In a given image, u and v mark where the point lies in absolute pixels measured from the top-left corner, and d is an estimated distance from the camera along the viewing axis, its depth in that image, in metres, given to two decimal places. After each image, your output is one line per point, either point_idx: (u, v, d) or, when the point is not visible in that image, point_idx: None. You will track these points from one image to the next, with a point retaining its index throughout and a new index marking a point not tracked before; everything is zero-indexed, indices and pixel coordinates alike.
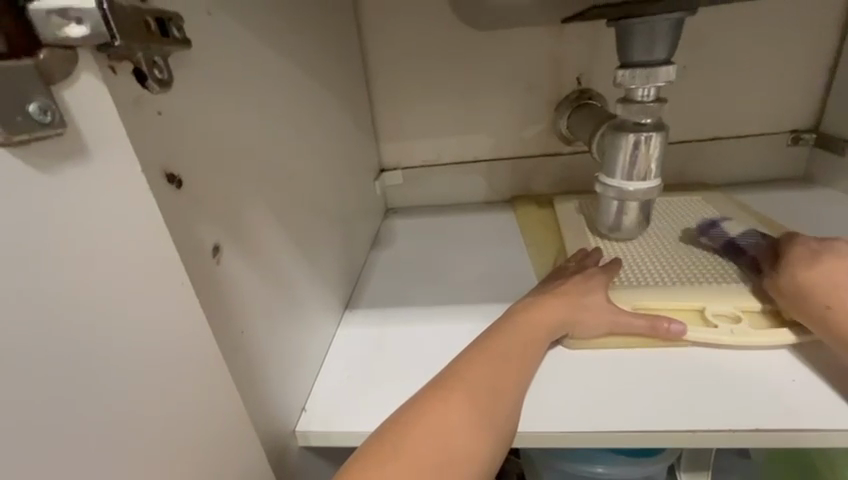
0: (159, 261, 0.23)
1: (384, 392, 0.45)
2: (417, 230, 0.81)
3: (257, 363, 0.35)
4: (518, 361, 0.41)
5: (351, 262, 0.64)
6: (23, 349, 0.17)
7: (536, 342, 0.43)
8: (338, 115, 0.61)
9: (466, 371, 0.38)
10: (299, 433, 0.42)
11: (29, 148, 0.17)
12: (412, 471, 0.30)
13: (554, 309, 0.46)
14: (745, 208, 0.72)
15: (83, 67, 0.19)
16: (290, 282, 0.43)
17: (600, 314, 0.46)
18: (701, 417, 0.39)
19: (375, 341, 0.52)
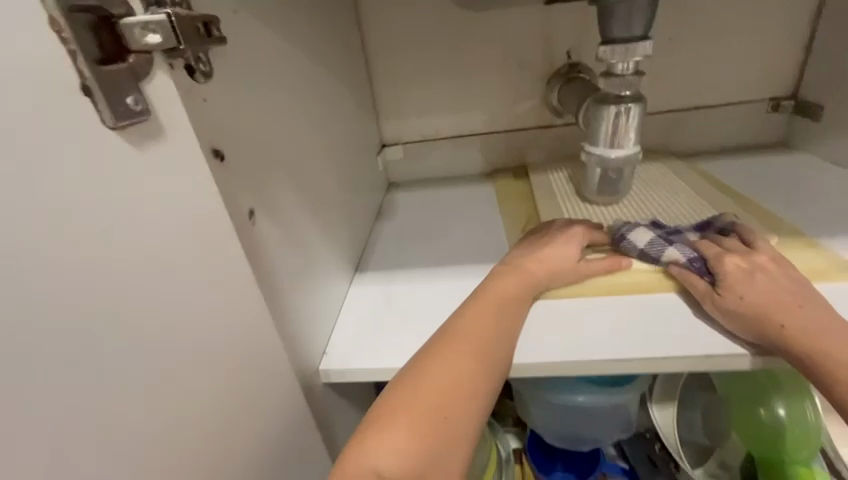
0: (216, 218, 0.30)
1: (392, 339, 0.52)
2: (418, 202, 0.86)
3: (287, 309, 0.42)
4: (507, 316, 0.47)
5: (359, 229, 0.70)
6: (130, 279, 0.23)
7: (518, 301, 0.49)
8: (343, 94, 0.66)
9: (461, 328, 0.44)
10: (322, 371, 0.49)
11: (128, 131, 0.23)
12: (416, 412, 0.37)
13: (536, 271, 0.51)
14: (708, 177, 0.78)
15: (157, 66, 0.25)
16: (308, 244, 0.49)
17: (576, 267, 0.53)
18: (662, 346, 0.46)
19: (384, 298, 0.59)
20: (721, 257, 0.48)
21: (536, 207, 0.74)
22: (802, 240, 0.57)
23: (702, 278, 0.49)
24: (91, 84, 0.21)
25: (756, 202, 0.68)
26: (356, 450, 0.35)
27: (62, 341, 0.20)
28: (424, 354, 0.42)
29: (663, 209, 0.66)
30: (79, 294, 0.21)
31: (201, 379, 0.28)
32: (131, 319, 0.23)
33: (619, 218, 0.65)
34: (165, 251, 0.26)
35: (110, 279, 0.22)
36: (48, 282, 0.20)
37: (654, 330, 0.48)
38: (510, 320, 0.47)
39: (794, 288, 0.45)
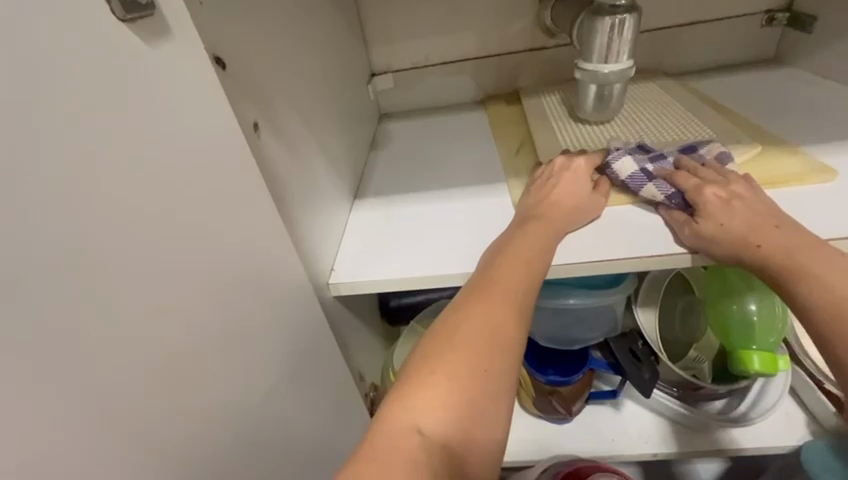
0: (221, 126, 0.31)
1: (395, 256, 0.55)
2: (412, 132, 0.86)
3: (294, 225, 0.44)
4: (537, 257, 0.47)
5: (355, 158, 0.70)
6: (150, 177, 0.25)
7: (545, 242, 0.48)
8: (330, 15, 0.63)
9: (496, 275, 0.43)
10: (332, 286, 0.53)
11: (137, 26, 0.24)
12: (469, 350, 0.37)
13: (558, 219, 0.51)
14: (699, 93, 0.78)
15: None
16: (310, 166, 0.50)
17: (588, 206, 0.53)
18: (643, 246, 0.50)
19: (384, 220, 0.61)
20: (702, 188, 0.50)
21: (530, 129, 0.75)
22: (784, 147, 0.59)
23: (682, 211, 0.51)
24: None
25: (744, 115, 0.70)
26: (413, 396, 0.34)
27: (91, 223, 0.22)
28: (463, 299, 0.41)
29: (656, 125, 0.67)
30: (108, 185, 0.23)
31: (220, 276, 0.31)
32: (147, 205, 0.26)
33: (610, 135, 0.67)
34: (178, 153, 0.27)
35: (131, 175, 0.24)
36: None
37: (637, 234, 0.52)
38: (539, 256, 0.47)
39: (765, 208, 0.48)
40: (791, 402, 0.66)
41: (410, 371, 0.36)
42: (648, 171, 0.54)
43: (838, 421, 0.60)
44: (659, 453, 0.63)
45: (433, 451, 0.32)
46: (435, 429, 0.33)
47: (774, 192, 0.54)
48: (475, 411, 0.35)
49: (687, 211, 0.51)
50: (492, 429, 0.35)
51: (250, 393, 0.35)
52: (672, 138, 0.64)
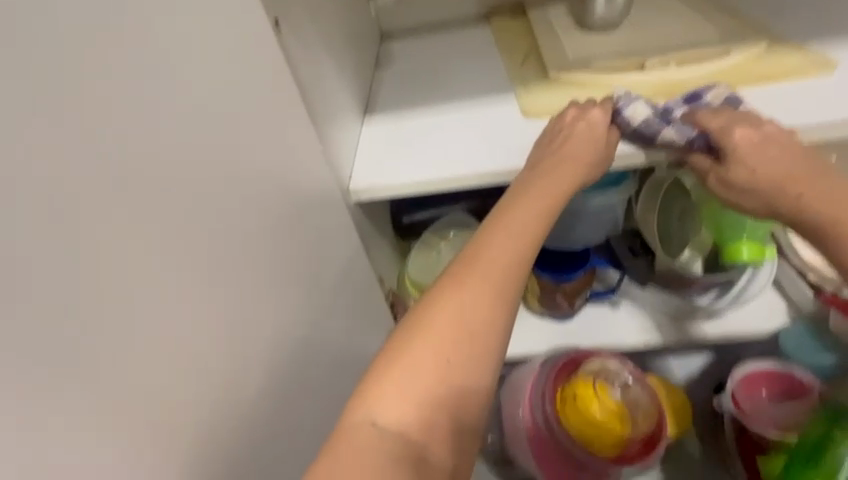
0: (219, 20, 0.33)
1: (409, 164, 0.58)
2: (416, 49, 0.85)
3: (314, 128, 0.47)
4: (525, 237, 0.46)
5: (362, 74, 0.71)
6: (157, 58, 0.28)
7: (537, 217, 0.48)
8: None
9: (481, 254, 0.44)
10: (353, 191, 0.56)
11: None
12: (434, 338, 0.40)
13: (550, 189, 0.50)
14: None
15: None
16: (325, 73, 0.51)
17: (582, 172, 0.52)
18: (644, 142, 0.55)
19: (396, 133, 0.63)
20: (730, 131, 0.50)
21: (536, 39, 0.75)
22: (788, 43, 0.60)
23: (704, 154, 0.52)
24: None
25: (756, 12, 0.68)
26: (380, 383, 0.39)
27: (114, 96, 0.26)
28: (440, 283, 0.44)
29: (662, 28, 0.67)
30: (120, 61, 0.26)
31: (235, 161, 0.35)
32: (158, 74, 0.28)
33: (618, 41, 0.67)
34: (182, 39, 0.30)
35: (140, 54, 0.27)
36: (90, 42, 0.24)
37: None
38: (535, 222, 0.47)
39: (800, 151, 0.49)
40: (774, 294, 0.70)
41: (381, 354, 0.40)
42: (665, 115, 0.52)
43: (816, 304, 0.66)
44: (649, 342, 0.70)
45: (386, 439, 0.36)
46: (390, 419, 0.37)
47: (774, 88, 0.56)
48: (438, 396, 0.39)
49: (711, 152, 0.52)
50: (455, 415, 0.40)
51: (277, 268, 0.40)
52: (678, 41, 0.64)
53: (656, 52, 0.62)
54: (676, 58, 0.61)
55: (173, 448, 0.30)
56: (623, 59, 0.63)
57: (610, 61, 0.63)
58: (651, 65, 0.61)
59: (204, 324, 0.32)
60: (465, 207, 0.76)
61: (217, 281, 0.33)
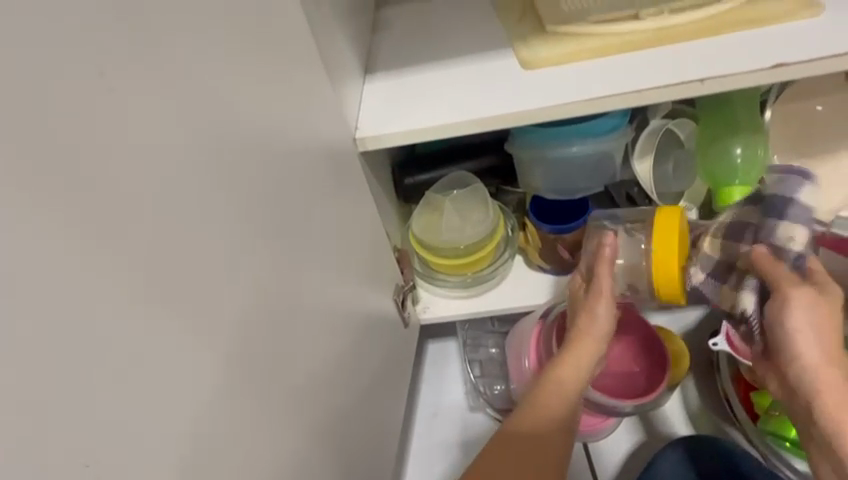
0: None
1: (410, 115, 0.60)
2: (412, 11, 0.86)
3: (312, 79, 0.48)
4: (552, 426, 0.58)
5: (359, 36, 0.72)
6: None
7: (568, 394, 0.59)
8: None
9: (503, 446, 0.58)
10: (358, 141, 0.59)
11: None
12: None
13: (569, 359, 0.60)
14: None
15: None
16: (318, 31, 0.53)
17: (595, 322, 0.60)
18: (640, 83, 0.56)
19: (396, 89, 0.65)
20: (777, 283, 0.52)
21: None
22: None
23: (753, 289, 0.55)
24: None
25: None
26: None
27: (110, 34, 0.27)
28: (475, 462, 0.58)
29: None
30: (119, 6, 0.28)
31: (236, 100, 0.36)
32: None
33: None
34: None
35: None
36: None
37: (637, 72, 0.57)
38: (567, 408, 0.59)
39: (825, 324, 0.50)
40: None
41: None
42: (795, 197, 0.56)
43: None
44: None
45: None
46: None
47: (755, 33, 0.57)
48: None
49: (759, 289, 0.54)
50: None
51: (279, 204, 0.42)
52: None
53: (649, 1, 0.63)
54: (670, 7, 0.61)
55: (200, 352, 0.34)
56: (613, 10, 0.64)
57: (599, 11, 0.65)
58: (644, 13, 0.61)
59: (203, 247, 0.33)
60: (466, 166, 0.78)
61: (222, 205, 0.35)
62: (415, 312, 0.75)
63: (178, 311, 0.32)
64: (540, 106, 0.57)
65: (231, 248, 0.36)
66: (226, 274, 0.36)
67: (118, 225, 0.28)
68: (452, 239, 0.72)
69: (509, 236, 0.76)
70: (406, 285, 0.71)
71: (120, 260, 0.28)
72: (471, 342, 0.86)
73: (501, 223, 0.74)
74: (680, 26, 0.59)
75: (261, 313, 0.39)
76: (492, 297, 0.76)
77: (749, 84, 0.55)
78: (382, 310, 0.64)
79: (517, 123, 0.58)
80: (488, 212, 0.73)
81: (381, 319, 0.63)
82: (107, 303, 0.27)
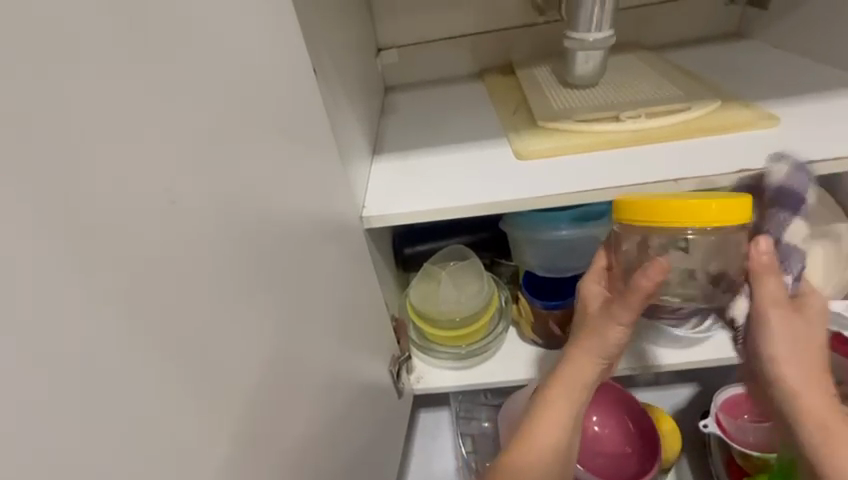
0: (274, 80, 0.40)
1: (414, 196, 0.66)
2: (417, 98, 0.96)
3: (331, 168, 0.54)
4: (551, 430, 0.53)
5: (370, 122, 0.80)
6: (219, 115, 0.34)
7: (571, 397, 0.54)
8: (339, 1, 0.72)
9: (536, 432, 0.53)
10: (364, 219, 0.64)
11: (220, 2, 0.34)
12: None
13: (582, 358, 0.54)
14: (667, 59, 0.88)
15: None
16: (336, 123, 0.60)
17: (614, 331, 0.53)
18: (625, 178, 0.62)
19: (401, 171, 0.71)
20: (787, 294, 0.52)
21: (523, 92, 0.85)
22: (735, 102, 0.70)
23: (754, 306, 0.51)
24: None
25: (708, 79, 0.79)
26: None
27: (183, 146, 0.31)
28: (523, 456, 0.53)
29: (634, 87, 0.77)
30: (193, 124, 0.32)
31: (271, 196, 0.41)
32: (200, 92, 0.32)
33: (594, 95, 0.78)
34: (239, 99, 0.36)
35: (207, 115, 0.33)
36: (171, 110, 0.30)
37: (623, 168, 0.63)
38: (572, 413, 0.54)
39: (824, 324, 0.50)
40: None
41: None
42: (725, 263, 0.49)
43: None
44: (639, 367, 0.76)
45: None
46: None
47: (719, 139, 0.65)
48: None
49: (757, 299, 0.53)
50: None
51: (295, 282, 0.45)
52: (644, 96, 0.74)
53: (628, 105, 0.72)
54: (646, 111, 0.70)
55: (217, 440, 0.34)
56: (598, 111, 0.72)
57: (585, 111, 0.73)
58: (626, 116, 0.70)
59: (232, 331, 0.35)
60: (464, 240, 0.83)
61: (250, 290, 0.38)
62: (410, 382, 0.76)
63: (204, 399, 0.33)
64: (535, 195, 0.62)
65: (254, 331, 0.38)
66: (248, 356, 0.37)
67: (165, 320, 0.30)
68: (449, 309, 0.74)
69: (504, 307, 0.79)
70: (402, 354, 0.73)
71: (161, 353, 0.29)
72: (464, 415, 0.86)
73: (496, 294, 0.77)
74: (658, 129, 0.67)
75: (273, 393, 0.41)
76: (487, 369, 0.77)
77: (728, 183, 0.60)
78: (379, 382, 0.65)
79: (515, 208, 0.63)
80: (482, 284, 0.76)
81: (377, 391, 0.64)
82: (145, 400, 0.28)
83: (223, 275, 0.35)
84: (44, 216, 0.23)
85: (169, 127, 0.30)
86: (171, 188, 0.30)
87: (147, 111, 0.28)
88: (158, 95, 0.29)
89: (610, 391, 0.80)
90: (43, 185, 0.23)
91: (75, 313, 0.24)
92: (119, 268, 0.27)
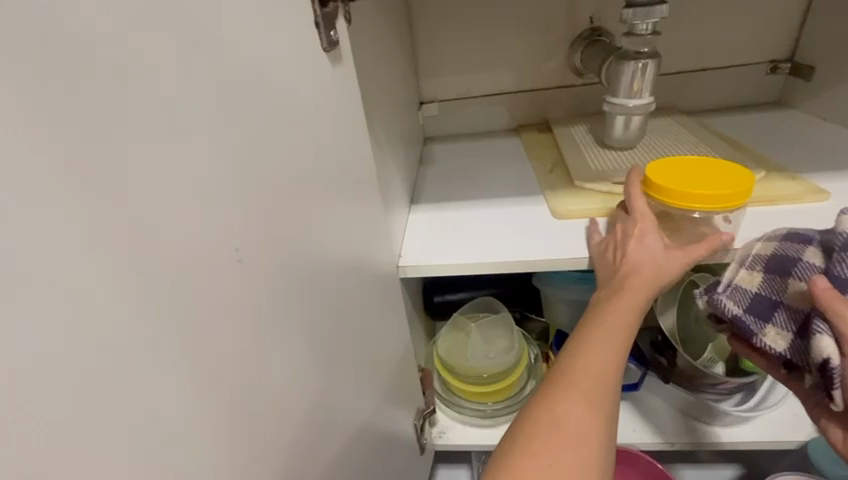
0: (341, 140, 0.43)
1: (449, 249, 0.67)
2: (454, 150, 0.99)
3: (379, 219, 0.56)
4: (603, 366, 0.47)
5: (409, 172, 0.82)
6: (298, 172, 0.36)
7: (621, 330, 0.50)
8: (388, 60, 0.77)
9: (576, 366, 0.46)
10: (401, 267, 0.66)
11: (309, 69, 0.37)
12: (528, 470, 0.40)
13: (638, 290, 0.53)
14: (706, 124, 0.88)
15: (317, 43, 0.38)
16: (381, 175, 0.62)
17: (673, 259, 0.55)
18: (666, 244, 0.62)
19: (438, 223, 0.73)
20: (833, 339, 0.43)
21: (559, 149, 0.87)
22: (779, 173, 0.70)
23: (803, 362, 0.48)
24: (297, 43, 0.35)
25: (750, 147, 0.79)
26: None
27: (268, 203, 0.32)
28: (534, 407, 0.45)
29: (673, 152, 0.78)
30: (278, 181, 0.33)
31: (331, 247, 0.42)
32: (284, 151, 0.34)
33: (631, 158, 0.79)
34: (316, 157, 0.38)
35: (289, 173, 0.34)
36: (262, 168, 0.31)
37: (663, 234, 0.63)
38: (622, 347, 0.49)
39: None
40: (790, 405, 0.73)
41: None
42: (758, 335, 0.50)
43: None
44: (675, 443, 0.72)
45: None
46: None
47: (762, 209, 0.64)
48: None
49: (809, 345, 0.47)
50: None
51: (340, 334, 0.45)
52: None
53: None
54: None
55: None
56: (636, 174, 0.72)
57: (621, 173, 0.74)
58: None
59: (289, 386, 0.35)
60: (496, 292, 0.82)
61: (307, 343, 0.38)
62: (431, 437, 0.73)
63: (259, 456, 0.32)
64: (573, 255, 0.62)
65: (305, 385, 0.38)
66: (298, 411, 0.37)
67: (239, 375, 0.29)
68: (476, 365, 0.73)
69: (533, 366, 0.77)
70: (426, 407, 0.71)
71: (233, 410, 0.29)
72: None
73: (525, 351, 0.75)
74: None
75: (311, 449, 0.40)
76: None
77: None
78: (402, 435, 0.63)
79: (553, 267, 0.63)
80: (512, 341, 0.75)
81: (400, 446, 0.62)
82: (210, 461, 0.27)
83: (289, 331, 0.35)
84: (148, 271, 0.23)
85: (249, 189, 0.30)
86: (241, 249, 0.29)
87: (232, 173, 0.28)
88: (254, 154, 0.30)
89: (650, 469, 0.75)
90: (146, 250, 0.22)
91: (171, 367, 0.24)
92: (210, 323, 0.27)
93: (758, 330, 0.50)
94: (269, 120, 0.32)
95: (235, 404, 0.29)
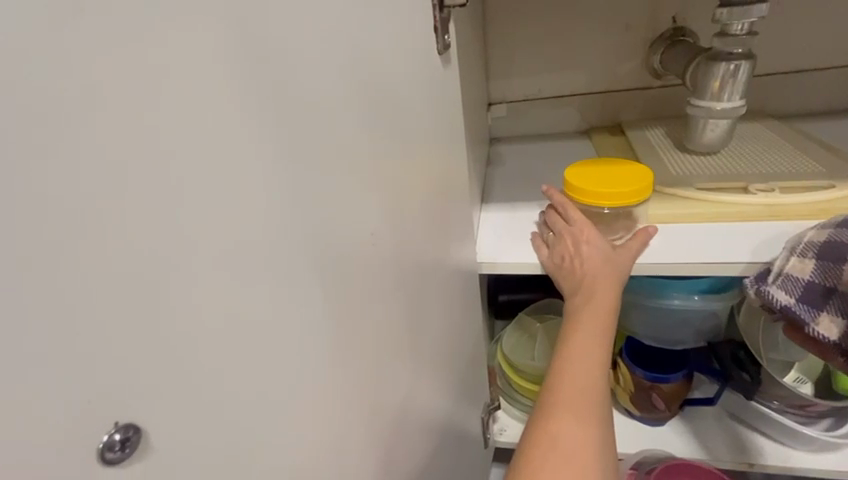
0: (442, 138, 0.45)
1: (522, 248, 0.68)
2: (522, 152, 0.99)
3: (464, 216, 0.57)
4: (590, 369, 0.53)
5: (480, 171, 0.84)
6: (410, 166, 0.38)
7: (600, 333, 0.55)
8: (467, 61, 0.79)
9: (567, 373, 0.52)
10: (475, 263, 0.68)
11: (424, 68, 0.39)
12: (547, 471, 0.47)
13: (605, 296, 0.57)
14: (800, 130, 0.83)
15: (431, 45, 0.40)
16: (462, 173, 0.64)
17: (621, 261, 0.60)
18: (756, 254, 0.59)
19: (509, 222, 0.74)
20: None
21: (634, 150, 0.85)
22: None
23: None
24: (417, 44, 0.38)
25: None
26: None
27: (386, 192, 0.35)
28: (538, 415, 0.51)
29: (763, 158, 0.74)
30: (395, 173, 0.36)
31: (428, 239, 0.44)
32: (400, 145, 0.36)
33: (716, 162, 0.76)
34: (422, 153, 0.41)
35: (404, 166, 0.37)
36: (383, 159, 0.34)
37: (752, 244, 0.61)
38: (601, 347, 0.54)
39: None
40: None
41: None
42: (808, 322, 0.49)
43: None
44: (752, 463, 0.68)
45: None
46: None
47: None
48: None
49: None
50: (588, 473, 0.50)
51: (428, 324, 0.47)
52: (777, 169, 0.70)
53: (758, 177, 0.69)
54: (779, 185, 0.67)
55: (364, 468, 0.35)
56: (722, 180, 0.70)
57: (705, 177, 0.71)
58: (757, 188, 0.67)
59: (389, 364, 0.37)
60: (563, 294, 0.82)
61: (404, 327, 0.40)
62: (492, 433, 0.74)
63: (364, 425, 0.34)
64: (654, 260, 0.62)
65: (401, 366, 0.40)
66: (395, 389, 0.39)
67: (353, 346, 0.32)
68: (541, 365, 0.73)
69: None
70: (490, 402, 0.73)
71: (348, 375, 0.32)
72: None
73: None
74: (793, 205, 0.63)
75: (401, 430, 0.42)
76: None
77: None
78: (469, 427, 0.64)
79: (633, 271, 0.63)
80: None
81: (467, 438, 0.63)
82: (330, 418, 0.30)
83: (393, 314, 0.38)
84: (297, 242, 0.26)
85: (373, 178, 0.33)
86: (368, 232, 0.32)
87: (362, 163, 0.31)
88: (378, 146, 0.33)
89: None
90: (298, 223, 0.26)
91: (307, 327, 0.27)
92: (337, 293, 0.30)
93: (808, 318, 0.49)
94: (392, 116, 0.35)
95: (350, 371, 0.32)
